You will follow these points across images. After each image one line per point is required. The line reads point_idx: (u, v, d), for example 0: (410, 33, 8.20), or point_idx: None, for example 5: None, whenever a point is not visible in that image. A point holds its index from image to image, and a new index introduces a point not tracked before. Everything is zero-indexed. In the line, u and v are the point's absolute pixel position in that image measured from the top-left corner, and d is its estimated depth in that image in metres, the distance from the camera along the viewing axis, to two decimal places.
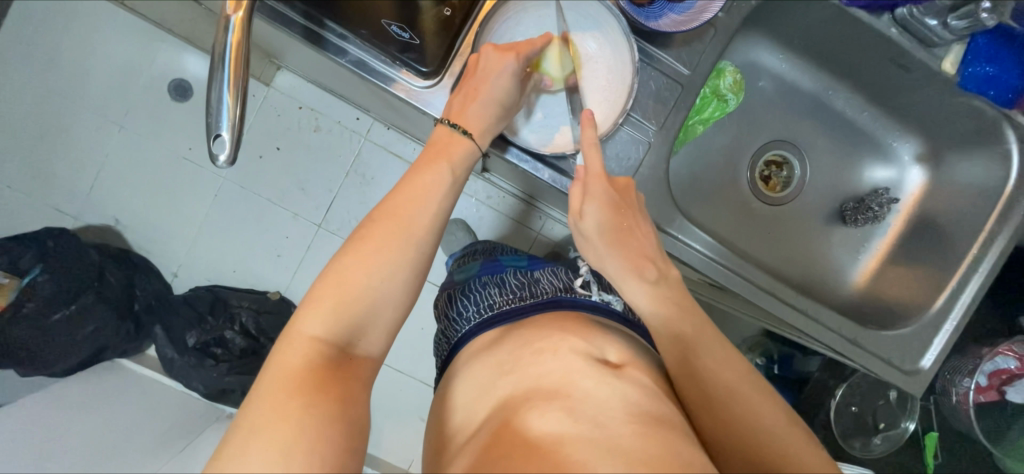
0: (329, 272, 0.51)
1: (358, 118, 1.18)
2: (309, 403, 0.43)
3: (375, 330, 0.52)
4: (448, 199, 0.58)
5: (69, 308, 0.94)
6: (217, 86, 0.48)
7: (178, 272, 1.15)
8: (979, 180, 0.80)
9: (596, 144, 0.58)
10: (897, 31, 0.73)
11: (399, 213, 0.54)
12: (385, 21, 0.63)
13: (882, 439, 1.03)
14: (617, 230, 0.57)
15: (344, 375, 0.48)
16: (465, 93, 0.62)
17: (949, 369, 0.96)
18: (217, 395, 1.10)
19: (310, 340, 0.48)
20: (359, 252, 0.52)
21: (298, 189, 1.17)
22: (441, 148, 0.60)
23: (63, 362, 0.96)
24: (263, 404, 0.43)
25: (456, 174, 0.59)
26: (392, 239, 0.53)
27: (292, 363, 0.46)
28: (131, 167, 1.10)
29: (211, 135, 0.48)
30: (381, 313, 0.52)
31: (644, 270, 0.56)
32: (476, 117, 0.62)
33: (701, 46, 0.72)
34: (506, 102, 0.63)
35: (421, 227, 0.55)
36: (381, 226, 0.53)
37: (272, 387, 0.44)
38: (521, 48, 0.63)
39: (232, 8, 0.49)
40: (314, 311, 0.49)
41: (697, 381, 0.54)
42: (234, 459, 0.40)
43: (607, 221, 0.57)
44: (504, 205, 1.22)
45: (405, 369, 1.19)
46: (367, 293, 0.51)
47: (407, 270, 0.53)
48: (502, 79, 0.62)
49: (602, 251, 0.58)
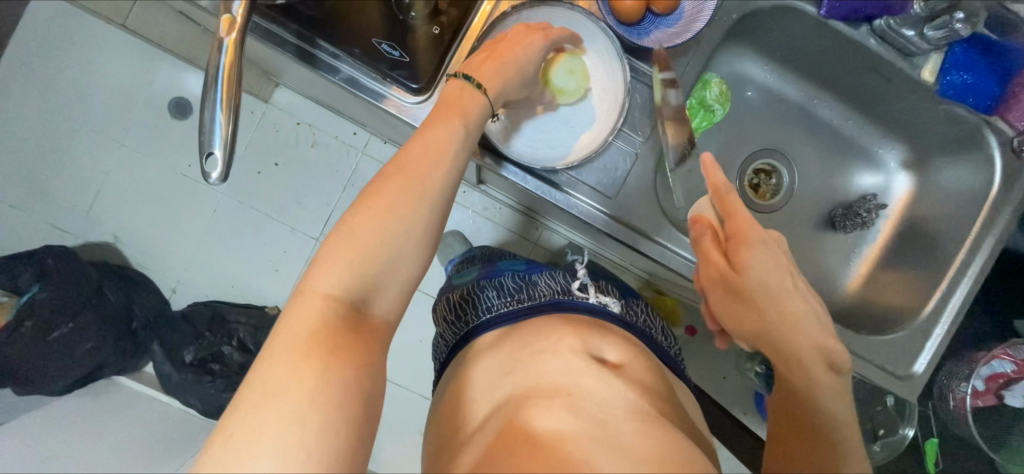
0: (341, 228, 0.49)
1: (354, 133, 1.19)
2: (322, 365, 0.42)
3: (388, 287, 0.50)
4: (461, 156, 0.54)
5: (70, 325, 0.91)
6: (210, 105, 0.50)
7: (177, 288, 1.17)
8: (964, 185, 0.82)
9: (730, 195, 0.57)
10: (875, 42, 0.75)
11: (412, 172, 0.51)
12: (375, 41, 0.66)
13: (881, 445, 1.01)
14: (773, 297, 0.53)
15: (359, 334, 0.46)
16: (488, 53, 0.62)
17: (946, 374, 0.96)
18: (216, 412, 1.11)
19: (323, 296, 0.46)
20: (371, 207, 0.49)
21: (294, 202, 1.19)
22: (452, 102, 0.57)
23: (62, 379, 0.92)
24: (276, 363, 0.42)
25: (471, 130, 0.56)
26: (403, 196, 0.50)
27: (303, 319, 0.45)
28: (132, 185, 1.12)
29: (202, 154, 0.49)
30: (395, 271, 0.50)
31: (823, 345, 0.52)
32: (492, 74, 0.60)
33: (685, 60, 0.74)
34: (524, 75, 0.63)
35: (433, 186, 0.51)
36: (391, 182, 0.50)
37: (286, 343, 0.43)
38: (552, 33, 0.65)
39: (226, 30, 0.51)
40: (328, 268, 0.47)
41: (816, 425, 0.51)
42: (248, 417, 0.40)
43: (761, 283, 0.53)
44: (500, 216, 1.23)
45: (402, 382, 1.19)
46: (379, 253, 0.48)
47: (422, 227, 0.51)
48: (529, 54, 0.63)
49: (745, 314, 0.54)
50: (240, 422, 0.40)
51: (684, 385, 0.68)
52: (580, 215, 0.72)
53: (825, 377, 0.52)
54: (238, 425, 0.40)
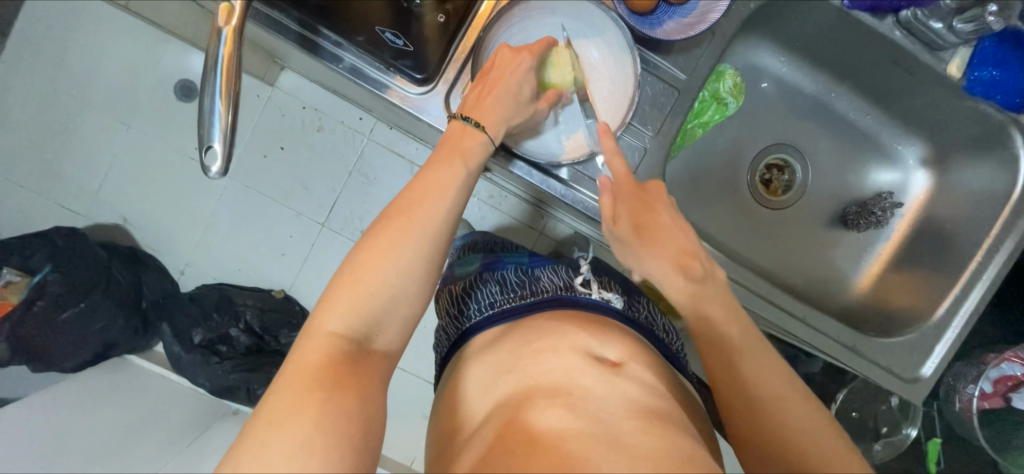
0: (344, 271, 0.50)
1: (360, 118, 1.18)
2: (328, 398, 0.42)
3: (392, 325, 0.50)
4: (464, 195, 0.55)
5: (79, 306, 0.96)
6: (209, 96, 0.49)
7: (185, 271, 1.17)
8: (986, 185, 0.79)
9: (618, 153, 0.58)
10: (901, 34, 0.71)
11: (413, 210, 0.51)
12: (378, 28, 0.63)
13: (882, 445, 1.02)
14: (651, 227, 0.57)
15: (364, 372, 0.46)
16: (480, 89, 0.60)
17: (954, 375, 0.95)
18: (224, 392, 1.12)
19: (329, 336, 0.46)
20: (373, 249, 0.50)
21: (300, 187, 1.18)
22: (454, 144, 0.57)
23: (77, 356, 0.99)
24: (283, 397, 0.42)
25: (471, 169, 0.56)
26: (404, 237, 0.50)
27: (309, 360, 0.45)
28: (138, 167, 1.11)
29: (202, 147, 0.49)
30: (398, 309, 0.50)
31: (687, 266, 0.56)
32: (490, 111, 0.59)
33: (699, 51, 0.71)
34: (522, 100, 0.61)
35: (435, 223, 0.52)
36: (393, 224, 0.51)
37: (293, 381, 0.44)
38: (534, 47, 0.62)
39: (223, 19, 0.49)
40: (333, 308, 0.48)
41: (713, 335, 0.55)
42: (253, 452, 0.39)
43: (639, 223, 0.57)
44: (507, 205, 1.22)
45: (404, 366, 1.20)
46: (382, 292, 0.49)
47: (423, 266, 0.51)
48: (519, 78, 0.60)
49: (639, 250, 0.57)
50: (245, 458, 0.39)
51: (687, 383, 0.67)
52: (585, 211, 0.71)
53: (685, 283, 0.56)
54: (243, 460, 0.39)
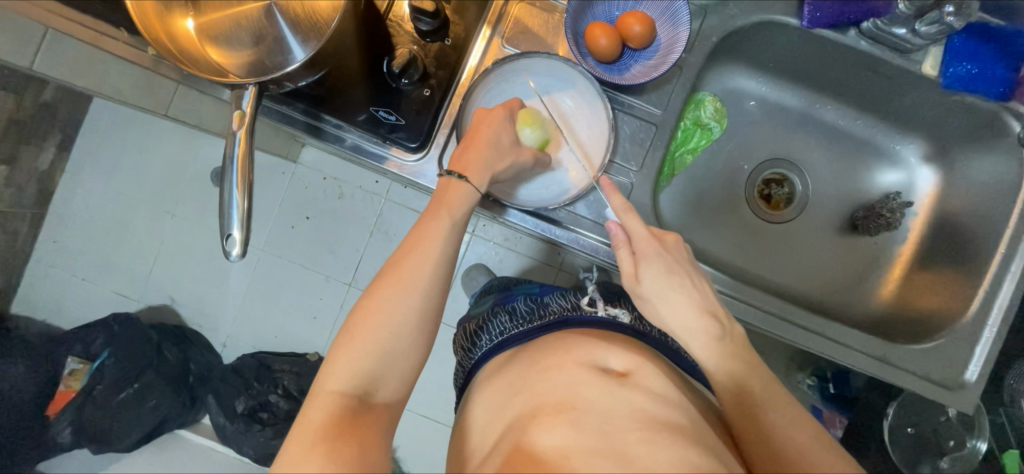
0: (345, 330, 0.53)
1: (376, 181, 1.26)
2: (331, 450, 0.45)
3: (393, 376, 0.53)
4: (454, 245, 0.58)
5: (134, 386, 1.05)
6: (227, 189, 0.56)
7: (226, 344, 1.24)
8: (996, 176, 0.77)
9: (630, 210, 0.59)
10: (867, 43, 0.73)
11: (404, 263, 0.55)
12: (373, 109, 0.70)
13: (950, 461, 0.96)
14: (677, 286, 0.56)
15: (366, 424, 0.49)
16: (465, 142, 0.64)
17: (1015, 376, 0.85)
18: (267, 460, 1.16)
19: (331, 394, 0.50)
20: (371, 306, 0.53)
21: (327, 252, 1.26)
22: (442, 196, 0.60)
23: (126, 440, 1.05)
24: (292, 456, 0.45)
25: (457, 218, 0.59)
26: (398, 291, 0.54)
27: (314, 418, 0.48)
28: (180, 251, 1.23)
29: (223, 236, 0.56)
30: (398, 363, 0.53)
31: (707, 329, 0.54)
32: (476, 161, 0.62)
33: (670, 87, 0.75)
34: (503, 149, 0.65)
35: (426, 272, 0.55)
36: (389, 277, 0.55)
37: (301, 439, 0.47)
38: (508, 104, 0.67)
39: (237, 124, 0.57)
40: (336, 366, 0.51)
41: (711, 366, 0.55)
42: None
43: (664, 281, 0.56)
44: (521, 245, 1.26)
45: (437, 417, 1.23)
46: (378, 345, 0.52)
47: (419, 317, 0.54)
48: (497, 129, 0.64)
49: (676, 306, 0.55)
50: None
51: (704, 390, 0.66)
52: (585, 250, 0.74)
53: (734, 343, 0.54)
54: None
